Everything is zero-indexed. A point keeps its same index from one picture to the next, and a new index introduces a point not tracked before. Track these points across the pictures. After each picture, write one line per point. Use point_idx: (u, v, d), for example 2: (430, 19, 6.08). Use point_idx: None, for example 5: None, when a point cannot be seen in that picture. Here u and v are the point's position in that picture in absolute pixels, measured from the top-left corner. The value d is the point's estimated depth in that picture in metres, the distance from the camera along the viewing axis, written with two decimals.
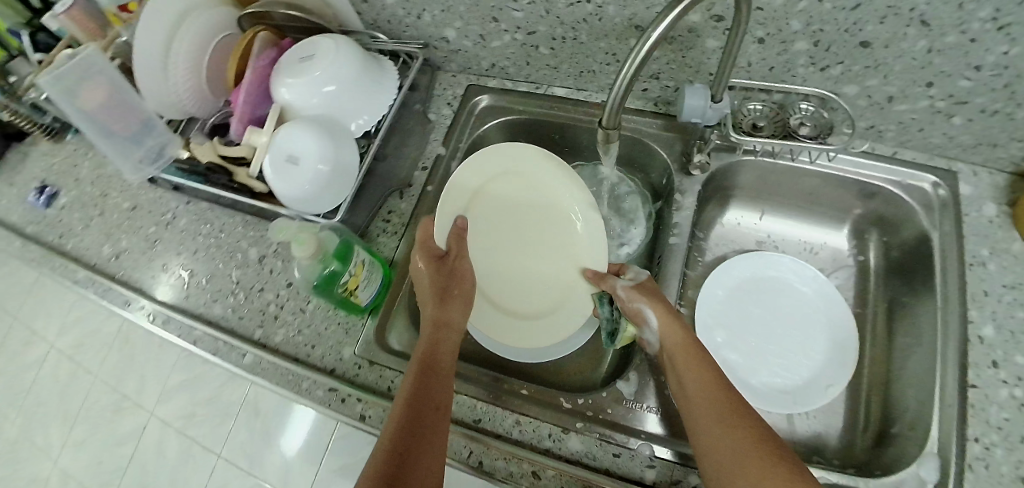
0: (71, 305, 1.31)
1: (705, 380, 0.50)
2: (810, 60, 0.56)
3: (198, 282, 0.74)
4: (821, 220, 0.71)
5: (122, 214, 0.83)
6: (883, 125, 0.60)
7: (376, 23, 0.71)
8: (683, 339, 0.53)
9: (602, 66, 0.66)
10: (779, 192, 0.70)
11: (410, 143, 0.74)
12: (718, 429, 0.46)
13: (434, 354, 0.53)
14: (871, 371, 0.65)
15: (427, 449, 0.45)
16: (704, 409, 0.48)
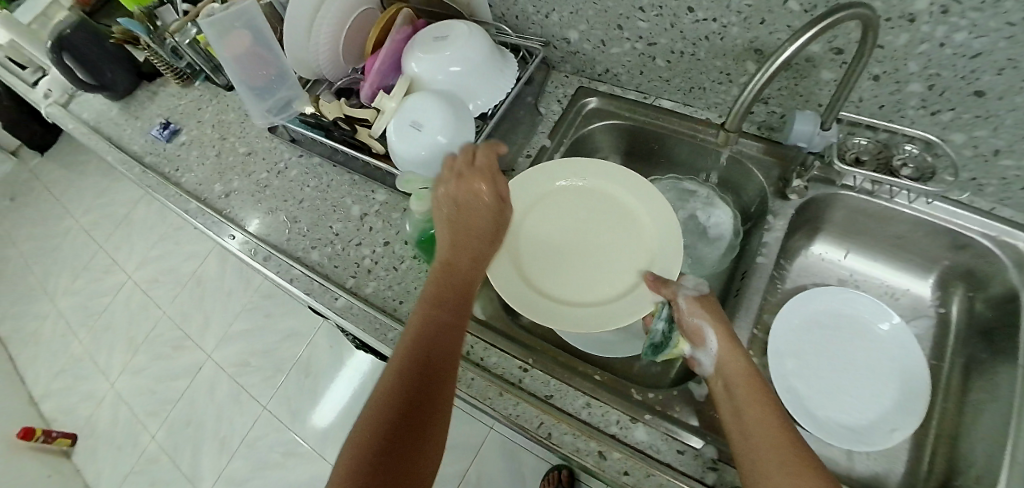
0: (173, 250, 1.60)
1: (761, 417, 0.46)
2: (921, 103, 0.58)
3: (299, 228, 0.80)
4: (907, 267, 0.72)
5: (237, 158, 0.90)
6: (985, 179, 0.61)
7: (504, 17, 0.77)
8: (741, 371, 0.50)
9: (714, 84, 0.69)
10: (867, 233, 0.72)
11: (518, 132, 0.78)
12: (758, 458, 0.44)
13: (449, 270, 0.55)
14: (940, 422, 0.64)
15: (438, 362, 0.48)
16: (755, 447, 0.45)
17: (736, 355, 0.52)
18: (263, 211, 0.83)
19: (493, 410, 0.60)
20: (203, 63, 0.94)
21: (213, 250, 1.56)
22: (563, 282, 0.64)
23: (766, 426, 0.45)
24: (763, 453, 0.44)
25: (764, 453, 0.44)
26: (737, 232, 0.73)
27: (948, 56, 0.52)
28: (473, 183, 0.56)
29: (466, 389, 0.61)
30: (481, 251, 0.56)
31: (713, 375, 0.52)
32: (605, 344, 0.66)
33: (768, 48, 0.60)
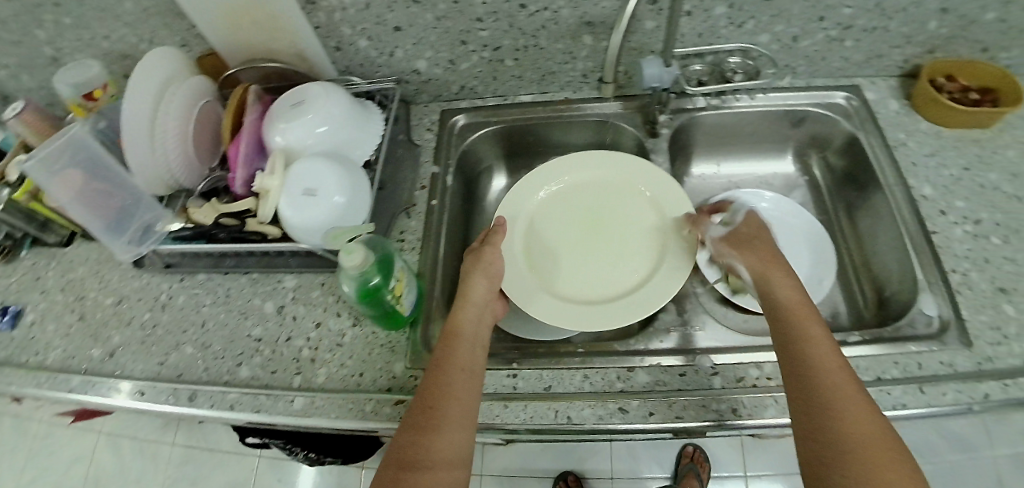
0: (50, 464, 1.31)
1: (838, 371, 0.46)
2: (729, 21, 0.69)
3: (213, 352, 0.69)
4: (768, 154, 0.83)
5: (106, 311, 0.77)
6: (795, 63, 0.75)
7: (349, 69, 0.76)
8: (785, 283, 0.53)
9: (560, 65, 0.74)
10: (730, 143, 0.81)
11: (402, 173, 0.73)
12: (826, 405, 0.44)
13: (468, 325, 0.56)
14: (851, 257, 0.76)
15: (443, 428, 0.47)
16: (825, 398, 0.44)
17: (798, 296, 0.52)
18: (163, 352, 0.70)
19: (507, 424, 0.57)
20: (25, 223, 0.81)
21: (100, 441, 1.31)
22: (591, 281, 0.65)
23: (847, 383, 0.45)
24: (837, 404, 0.44)
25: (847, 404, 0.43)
26: None
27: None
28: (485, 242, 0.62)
29: None
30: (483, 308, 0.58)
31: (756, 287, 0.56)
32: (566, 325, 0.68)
33: (597, 19, 0.67)
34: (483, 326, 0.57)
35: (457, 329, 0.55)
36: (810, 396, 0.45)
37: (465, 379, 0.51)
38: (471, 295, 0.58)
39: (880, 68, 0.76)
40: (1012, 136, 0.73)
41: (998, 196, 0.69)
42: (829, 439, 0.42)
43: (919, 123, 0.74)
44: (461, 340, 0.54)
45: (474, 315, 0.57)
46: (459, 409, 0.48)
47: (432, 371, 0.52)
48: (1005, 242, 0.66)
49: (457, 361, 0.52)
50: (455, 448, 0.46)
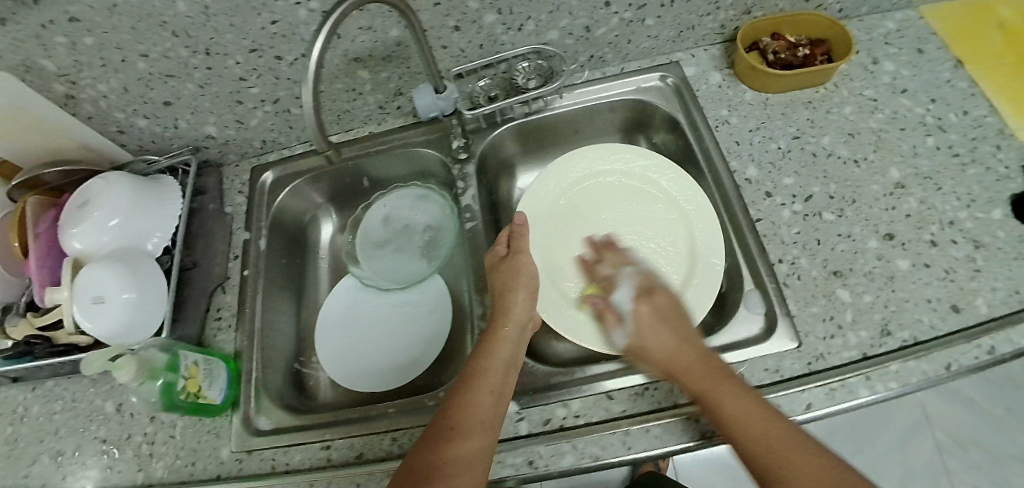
0: None
1: (729, 409, 0.46)
2: (506, 26, 0.63)
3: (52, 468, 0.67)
4: (599, 146, 0.76)
5: None
6: (599, 52, 0.69)
7: (143, 148, 0.73)
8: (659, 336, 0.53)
9: (351, 104, 0.69)
10: (556, 146, 0.76)
11: (216, 243, 0.70)
12: (727, 412, 0.45)
13: (500, 342, 0.55)
14: None
15: (459, 444, 0.47)
16: (727, 384, 0.47)
17: (664, 299, 0.57)
18: None
19: None
20: None
21: None
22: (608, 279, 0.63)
23: (743, 413, 0.45)
24: (724, 397, 0.46)
25: (776, 449, 0.42)
26: (450, 208, 0.72)
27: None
28: (519, 243, 0.62)
29: None
30: (517, 332, 0.56)
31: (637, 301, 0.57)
32: (394, 373, 0.68)
33: (362, 53, 0.62)
34: (518, 347, 0.56)
35: (490, 349, 0.55)
36: (711, 400, 0.47)
37: (495, 393, 0.51)
38: (514, 314, 0.57)
39: (697, 38, 0.70)
40: (846, 91, 0.67)
41: (832, 163, 0.63)
42: (766, 467, 0.42)
43: (743, 94, 0.68)
44: (493, 361, 0.54)
45: (513, 335, 0.56)
46: (482, 427, 0.48)
47: (461, 389, 0.52)
48: (839, 215, 0.61)
49: (485, 382, 0.51)
50: (476, 462, 0.46)
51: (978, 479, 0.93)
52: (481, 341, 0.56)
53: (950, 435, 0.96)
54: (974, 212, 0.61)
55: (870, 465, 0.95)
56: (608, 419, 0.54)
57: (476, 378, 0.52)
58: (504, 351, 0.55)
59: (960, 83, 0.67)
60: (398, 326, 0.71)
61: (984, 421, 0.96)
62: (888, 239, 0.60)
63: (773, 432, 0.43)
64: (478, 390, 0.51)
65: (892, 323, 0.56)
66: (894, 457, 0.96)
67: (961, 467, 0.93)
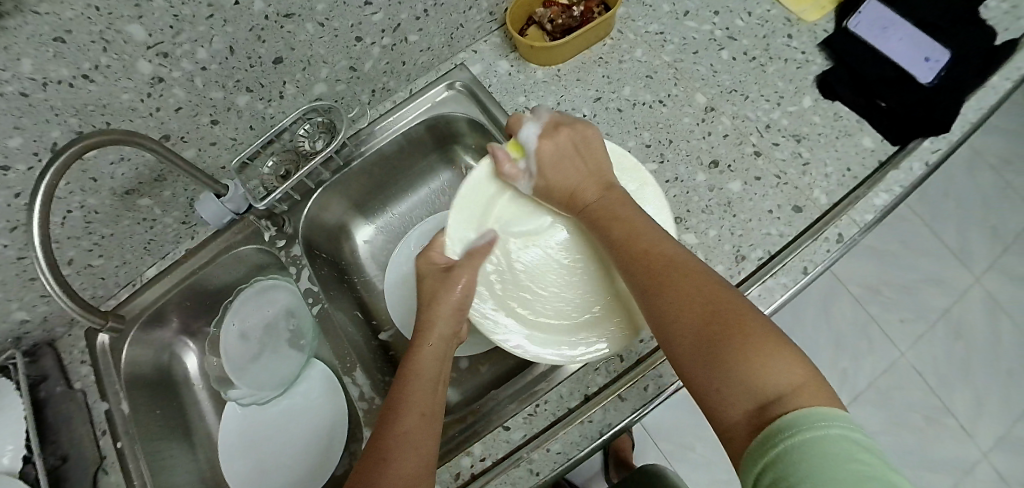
0: None
1: (659, 253, 0.45)
2: (266, 100, 0.60)
3: None
4: (428, 173, 0.74)
5: None
6: (382, 84, 0.67)
7: None
8: (612, 223, 0.49)
9: (152, 232, 0.65)
10: (382, 189, 0.72)
11: (78, 427, 0.65)
12: (682, 310, 0.40)
13: (422, 361, 0.49)
14: None
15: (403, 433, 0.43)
16: (682, 287, 0.41)
17: (571, 133, 0.56)
18: None
19: None
20: None
21: None
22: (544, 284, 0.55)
23: (673, 253, 0.44)
24: (685, 287, 0.41)
25: (672, 294, 0.41)
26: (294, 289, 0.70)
27: (225, 67, 0.54)
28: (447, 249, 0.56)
29: None
30: (445, 345, 0.51)
31: (541, 142, 0.56)
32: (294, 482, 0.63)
33: (130, 184, 0.58)
34: (452, 323, 0.52)
35: (425, 333, 0.51)
36: (662, 294, 0.42)
37: (428, 412, 0.46)
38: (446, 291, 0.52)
39: (472, 34, 0.68)
40: (633, 33, 0.68)
41: (639, 111, 0.63)
42: (713, 372, 0.37)
43: (536, 72, 0.66)
44: (428, 344, 0.50)
45: (447, 313, 0.52)
46: (427, 411, 0.45)
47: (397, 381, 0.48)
48: (662, 162, 0.60)
49: (421, 368, 0.48)
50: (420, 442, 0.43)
51: (900, 316, 1.02)
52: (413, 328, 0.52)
53: (862, 285, 1.03)
54: (786, 108, 0.62)
55: (805, 342, 1.00)
56: (513, 451, 0.52)
57: (398, 403, 0.46)
58: (429, 370, 0.49)
59: None
60: (293, 421, 0.67)
61: (883, 261, 1.04)
62: (713, 166, 0.59)
63: (693, 277, 0.42)
64: (405, 412, 0.45)
65: (743, 247, 0.56)
66: (822, 324, 1.01)
67: (880, 310, 1.02)
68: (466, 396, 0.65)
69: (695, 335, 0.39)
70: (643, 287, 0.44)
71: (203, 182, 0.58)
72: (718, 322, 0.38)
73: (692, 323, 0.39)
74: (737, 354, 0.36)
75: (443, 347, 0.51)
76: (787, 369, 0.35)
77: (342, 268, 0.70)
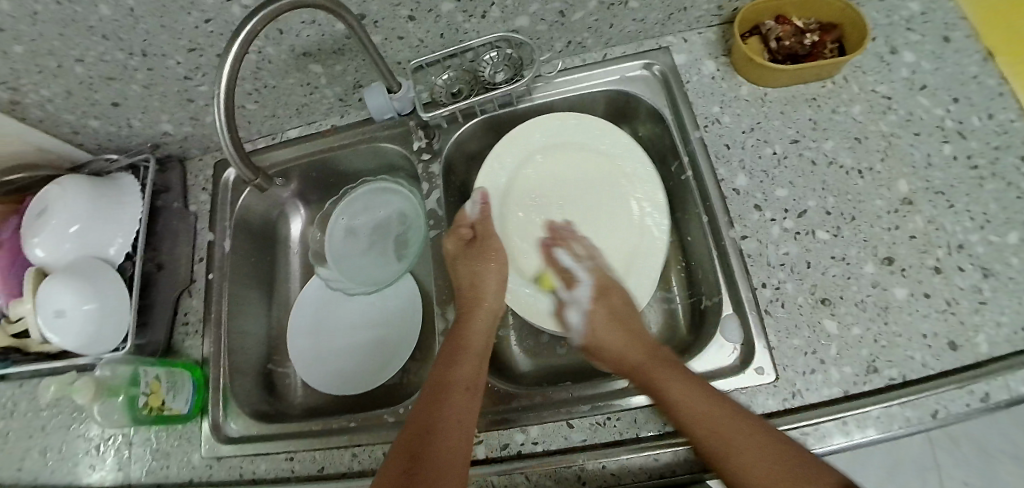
0: None
1: (695, 404, 0.47)
2: (466, 14, 0.56)
3: (28, 463, 0.68)
4: None
5: None
6: (578, 38, 0.63)
7: (104, 146, 0.70)
8: (651, 368, 0.52)
9: (308, 97, 0.64)
10: (530, 139, 0.71)
11: (181, 245, 0.68)
12: (743, 464, 0.44)
13: (468, 336, 0.55)
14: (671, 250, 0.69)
15: (437, 444, 0.46)
16: (723, 442, 0.45)
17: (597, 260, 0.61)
18: None
19: None
20: None
21: None
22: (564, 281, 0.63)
23: (684, 387, 0.48)
24: (725, 439, 0.45)
25: (732, 434, 0.45)
26: (416, 199, 0.69)
27: None
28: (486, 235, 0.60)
29: None
30: (489, 327, 0.56)
31: (593, 296, 0.58)
32: (348, 381, 0.65)
33: (310, 48, 0.56)
34: (489, 339, 0.56)
35: (464, 342, 0.54)
36: (717, 460, 0.45)
37: (470, 385, 0.51)
38: (485, 305, 0.57)
39: (689, 21, 0.64)
40: (857, 85, 0.62)
41: (833, 172, 0.59)
42: None
43: (742, 86, 0.63)
44: (467, 355, 0.53)
45: (486, 326, 0.56)
46: (459, 425, 0.48)
47: (431, 390, 0.51)
48: (836, 235, 0.57)
49: (457, 379, 0.51)
50: (451, 455, 0.46)
51: None
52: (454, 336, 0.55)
53: None
54: (987, 234, 0.54)
55: None
56: (567, 449, 0.52)
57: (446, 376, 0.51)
58: (473, 345, 0.54)
59: (989, 79, 0.60)
60: (372, 329, 0.68)
61: None
62: (885, 264, 0.55)
63: (732, 409, 0.46)
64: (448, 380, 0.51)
65: (880, 359, 0.52)
66: None
67: None
68: (538, 371, 0.64)
69: (763, 464, 0.43)
70: (700, 429, 0.46)
71: (384, 76, 0.58)
72: (779, 453, 0.43)
73: (757, 447, 0.44)
74: (799, 469, 0.42)
75: (486, 323, 0.56)
76: (839, 476, 0.42)
77: (463, 202, 0.69)
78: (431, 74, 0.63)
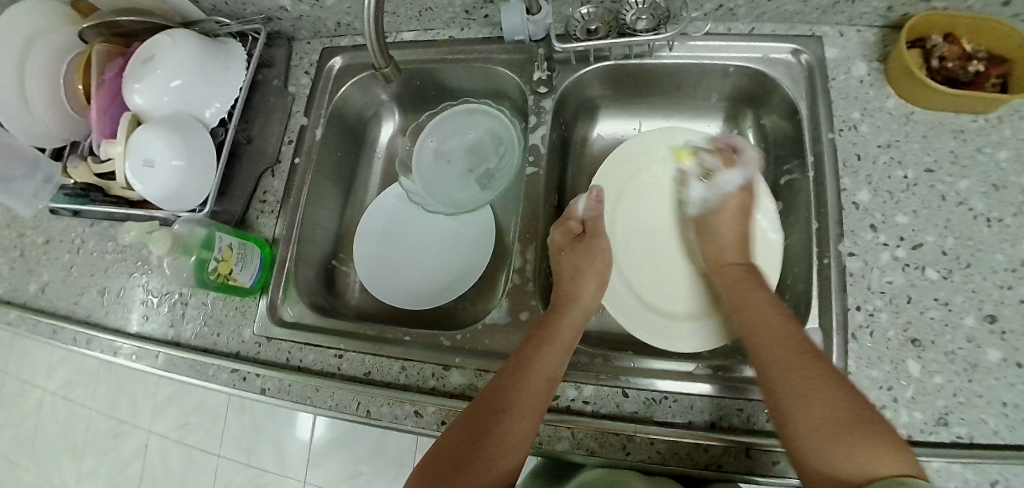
0: None
1: (763, 318, 0.51)
2: None
3: (92, 296, 0.70)
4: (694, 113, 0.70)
5: (29, 244, 0.75)
6: (731, 3, 0.58)
7: (217, 7, 0.69)
8: (748, 295, 0.53)
9: (434, 1, 0.61)
10: (644, 95, 0.68)
11: (273, 123, 0.68)
12: (793, 390, 0.44)
13: (556, 327, 0.53)
14: None
15: (509, 427, 0.46)
16: (787, 365, 0.46)
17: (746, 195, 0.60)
18: (53, 292, 0.72)
19: (314, 407, 0.57)
20: None
21: None
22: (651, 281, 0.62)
23: (776, 320, 0.50)
24: (796, 369, 0.45)
25: (788, 369, 0.46)
26: (516, 130, 0.67)
27: None
28: (589, 251, 0.59)
29: (287, 396, 0.58)
30: (581, 322, 0.55)
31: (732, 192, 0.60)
32: (410, 290, 0.66)
33: None
34: (578, 332, 0.54)
35: (553, 334, 0.52)
36: (779, 372, 0.46)
37: (553, 376, 0.50)
38: (579, 300, 0.56)
39: (852, 15, 0.60)
40: (1011, 128, 0.57)
41: (962, 213, 0.55)
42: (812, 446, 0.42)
43: (888, 98, 0.59)
44: (552, 346, 0.51)
45: (576, 320, 0.55)
46: (530, 413, 0.47)
47: (513, 368, 0.50)
48: (946, 277, 0.54)
49: (540, 367, 0.49)
50: (518, 441, 0.46)
51: None
52: (544, 320, 0.54)
53: None
54: None
55: None
56: (617, 417, 0.52)
57: (528, 364, 0.49)
58: (563, 337, 0.52)
59: None
60: (440, 251, 0.68)
61: None
62: (990, 320, 0.52)
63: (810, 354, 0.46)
64: (532, 367, 0.49)
65: (957, 413, 0.49)
66: None
67: None
68: (599, 334, 0.63)
69: (816, 410, 0.43)
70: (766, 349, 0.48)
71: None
72: (845, 409, 0.42)
73: (810, 399, 0.43)
74: (851, 432, 0.41)
75: (574, 314, 0.55)
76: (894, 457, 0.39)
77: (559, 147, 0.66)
78: (568, 4, 0.60)
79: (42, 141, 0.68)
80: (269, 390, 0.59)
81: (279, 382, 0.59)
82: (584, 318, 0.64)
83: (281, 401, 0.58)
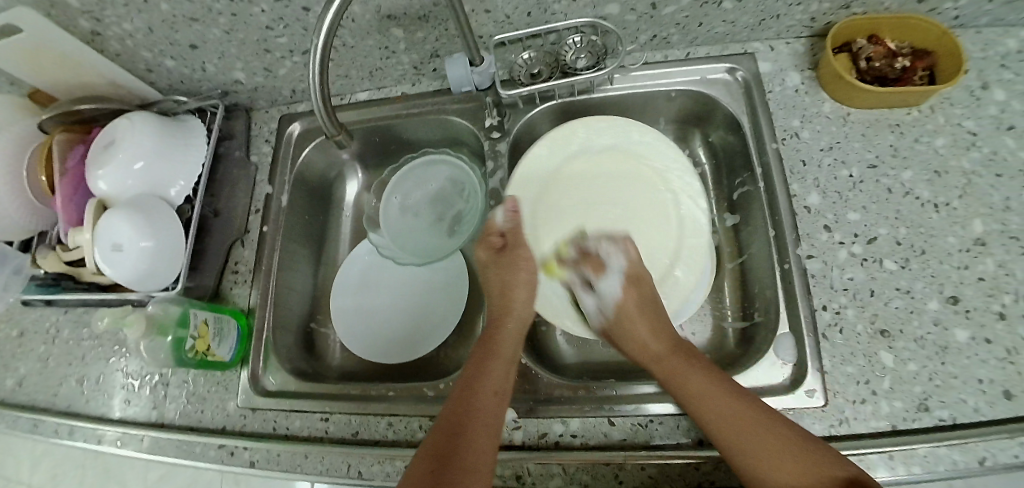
0: None
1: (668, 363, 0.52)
2: None
3: (70, 387, 0.69)
4: None
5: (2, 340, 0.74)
6: (665, 32, 0.61)
7: (174, 87, 0.71)
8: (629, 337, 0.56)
9: (384, 61, 0.63)
10: None
11: (238, 193, 0.69)
12: (725, 429, 0.46)
13: (494, 343, 0.55)
14: (728, 261, 0.68)
15: (469, 449, 0.46)
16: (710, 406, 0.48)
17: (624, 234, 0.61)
18: (31, 387, 0.71)
19: (304, 474, 0.56)
20: None
21: None
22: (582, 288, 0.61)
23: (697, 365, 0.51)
24: (724, 408, 0.47)
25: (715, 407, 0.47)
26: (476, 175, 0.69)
27: None
28: (511, 265, 0.59)
29: (276, 466, 0.57)
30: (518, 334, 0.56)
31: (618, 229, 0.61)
32: (387, 341, 0.66)
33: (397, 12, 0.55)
34: (518, 343, 0.56)
35: (493, 349, 0.54)
36: (705, 410, 0.48)
37: (500, 391, 0.51)
38: (513, 312, 0.57)
39: (780, 30, 0.63)
40: (942, 117, 0.60)
41: (909, 203, 0.57)
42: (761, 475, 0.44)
43: (824, 103, 0.62)
44: (496, 361, 0.53)
45: (514, 332, 0.56)
46: (486, 432, 0.47)
47: (463, 393, 0.50)
48: (903, 266, 0.55)
49: (485, 385, 0.51)
50: (480, 462, 0.45)
51: None
52: (482, 341, 0.55)
53: None
54: None
55: None
56: (606, 446, 0.52)
57: (475, 383, 0.51)
58: (504, 351, 0.54)
59: None
60: (416, 299, 0.68)
61: None
62: (951, 303, 0.53)
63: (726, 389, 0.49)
64: (480, 386, 0.50)
65: (933, 398, 0.50)
66: None
67: None
68: (581, 364, 0.64)
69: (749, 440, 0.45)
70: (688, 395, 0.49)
71: (469, 47, 0.56)
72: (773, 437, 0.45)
73: (746, 430, 0.46)
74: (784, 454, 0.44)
75: (515, 326, 0.56)
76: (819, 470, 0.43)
77: None
78: (510, 52, 0.63)
79: (8, 236, 0.68)
80: (258, 463, 0.58)
81: (267, 453, 0.58)
82: (564, 350, 0.65)
83: (271, 472, 0.57)
